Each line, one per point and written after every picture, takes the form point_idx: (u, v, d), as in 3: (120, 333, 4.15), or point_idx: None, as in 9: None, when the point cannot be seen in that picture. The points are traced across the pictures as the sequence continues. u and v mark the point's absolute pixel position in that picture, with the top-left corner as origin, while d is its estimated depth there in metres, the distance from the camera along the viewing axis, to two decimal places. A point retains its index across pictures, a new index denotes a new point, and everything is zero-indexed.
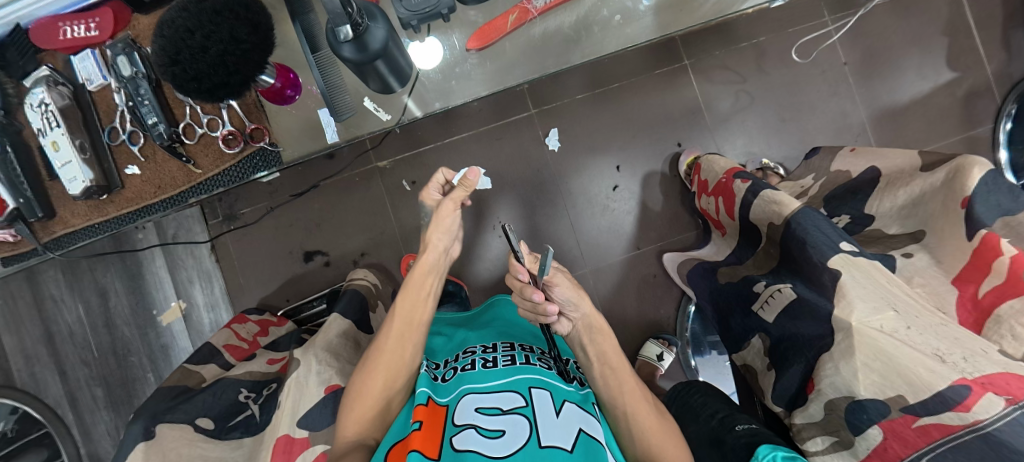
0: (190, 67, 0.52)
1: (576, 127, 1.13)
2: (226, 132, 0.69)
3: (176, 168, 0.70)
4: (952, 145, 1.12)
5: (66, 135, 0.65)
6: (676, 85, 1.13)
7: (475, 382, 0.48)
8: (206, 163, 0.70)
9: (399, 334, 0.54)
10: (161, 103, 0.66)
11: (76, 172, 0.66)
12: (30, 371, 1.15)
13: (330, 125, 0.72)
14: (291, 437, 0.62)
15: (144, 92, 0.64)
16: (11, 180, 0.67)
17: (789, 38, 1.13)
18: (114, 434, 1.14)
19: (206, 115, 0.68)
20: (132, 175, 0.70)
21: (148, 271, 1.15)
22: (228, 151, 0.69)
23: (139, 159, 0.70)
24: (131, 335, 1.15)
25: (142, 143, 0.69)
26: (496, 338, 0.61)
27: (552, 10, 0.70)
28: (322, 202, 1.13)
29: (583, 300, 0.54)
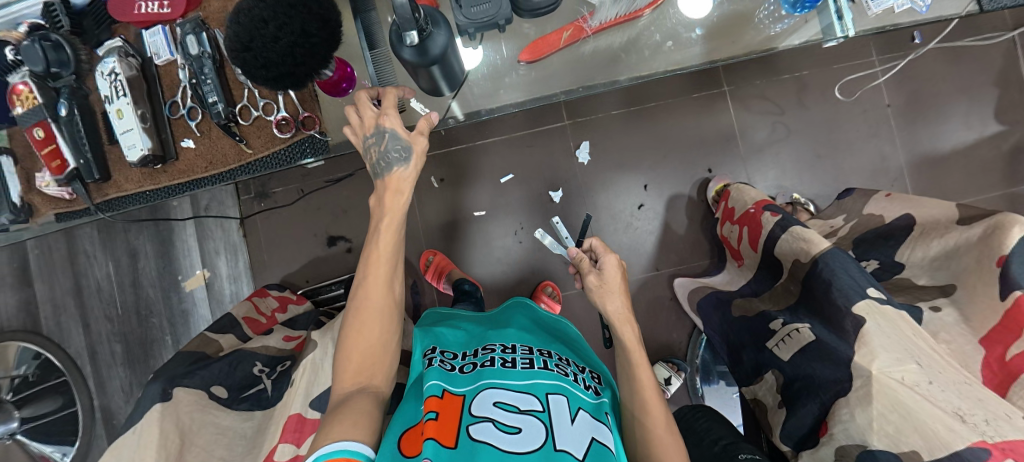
0: (262, 55, 0.54)
1: (607, 141, 1.13)
2: (280, 118, 0.71)
3: (228, 146, 0.73)
4: (992, 200, 1.09)
5: (130, 103, 0.68)
6: (713, 110, 1.12)
7: (493, 379, 0.49)
8: (258, 144, 0.73)
9: (385, 276, 0.54)
10: (221, 80, 0.68)
11: (136, 140, 0.69)
12: (56, 320, 1.20)
13: None
14: (303, 417, 0.64)
15: (208, 72, 0.67)
16: (74, 140, 0.71)
17: (833, 75, 1.12)
18: (128, 390, 1.18)
19: (263, 99, 0.71)
20: (187, 148, 0.73)
21: (179, 238, 1.19)
22: (280, 135, 0.71)
23: (194, 134, 0.73)
24: (155, 297, 1.19)
25: (200, 119, 0.72)
26: (516, 340, 0.62)
27: (606, 29, 0.72)
28: (351, 190, 1.16)
29: (609, 294, 0.59)
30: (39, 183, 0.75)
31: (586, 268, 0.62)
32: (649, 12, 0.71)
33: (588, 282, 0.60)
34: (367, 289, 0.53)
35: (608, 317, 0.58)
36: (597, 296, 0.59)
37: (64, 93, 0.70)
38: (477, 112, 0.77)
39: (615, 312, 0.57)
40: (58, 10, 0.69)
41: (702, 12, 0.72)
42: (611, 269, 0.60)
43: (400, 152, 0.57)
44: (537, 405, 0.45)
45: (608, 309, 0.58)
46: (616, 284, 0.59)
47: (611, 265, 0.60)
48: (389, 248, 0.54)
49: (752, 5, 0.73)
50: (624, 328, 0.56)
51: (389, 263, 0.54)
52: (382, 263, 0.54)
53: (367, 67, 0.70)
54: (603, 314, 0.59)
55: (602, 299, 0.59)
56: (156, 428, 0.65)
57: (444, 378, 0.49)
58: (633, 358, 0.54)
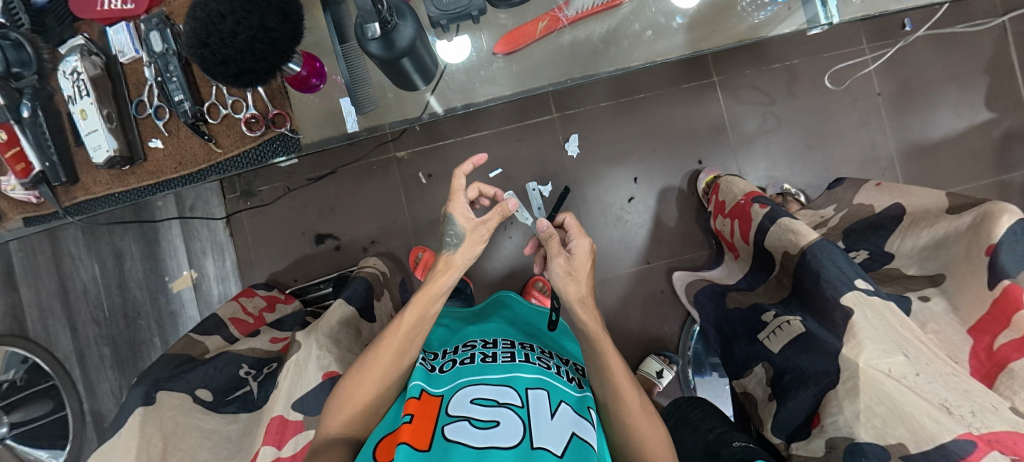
0: (217, 49, 0.53)
1: (596, 134, 1.12)
2: (250, 115, 0.70)
3: (197, 146, 0.71)
4: (983, 188, 1.09)
5: (93, 102, 0.66)
6: (703, 101, 1.11)
7: (473, 376, 0.48)
8: (227, 143, 0.71)
9: (399, 346, 0.51)
10: (187, 79, 0.66)
11: (102, 141, 0.67)
12: (43, 323, 1.19)
13: (351, 114, 0.71)
14: (285, 419, 0.62)
15: (173, 69, 0.65)
16: (38, 142, 0.69)
17: (823, 63, 1.11)
18: (117, 393, 1.17)
19: (231, 96, 0.69)
20: (155, 149, 0.72)
21: (164, 238, 1.17)
22: (250, 133, 0.70)
23: (162, 133, 0.71)
24: (142, 298, 1.18)
25: (167, 118, 0.70)
26: (494, 335, 0.61)
27: (584, 19, 0.70)
28: (337, 188, 1.14)
29: (579, 281, 0.55)
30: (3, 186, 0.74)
31: (555, 249, 0.57)
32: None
33: (555, 266, 0.56)
34: (377, 353, 0.52)
35: (572, 304, 0.54)
36: (559, 280, 0.56)
37: (28, 94, 0.69)
38: (454, 108, 0.75)
39: (578, 300, 0.54)
40: (18, 8, 0.69)
41: (689, 2, 0.71)
42: (582, 254, 0.57)
43: (454, 236, 0.56)
44: (517, 400, 0.44)
45: (572, 295, 0.54)
46: (584, 271, 0.56)
47: (582, 250, 0.57)
48: (414, 319, 0.52)
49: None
50: (586, 315, 0.53)
51: (410, 336, 0.52)
52: (402, 334, 0.52)
53: (340, 64, 0.66)
54: (565, 301, 0.55)
55: (565, 284, 0.55)
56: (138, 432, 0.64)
57: (424, 378, 0.48)
58: (598, 344, 0.51)
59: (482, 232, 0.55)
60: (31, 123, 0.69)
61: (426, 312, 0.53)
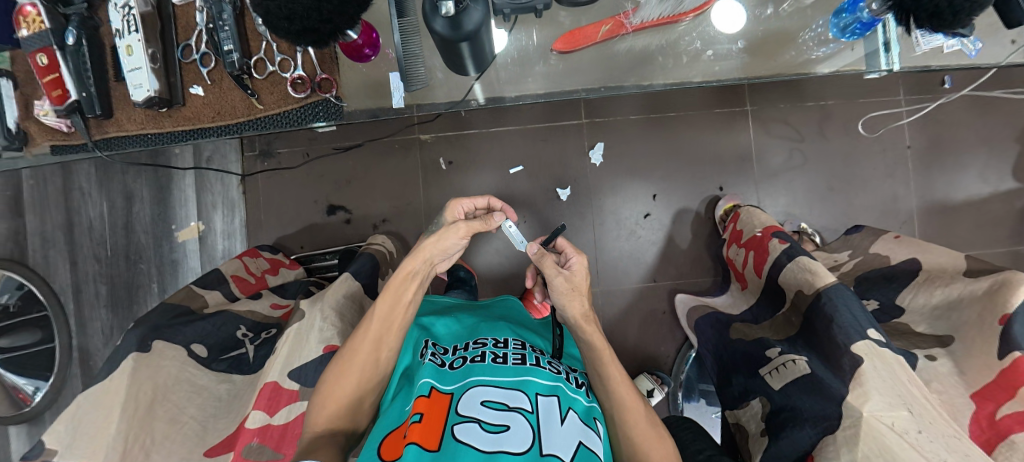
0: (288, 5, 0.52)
1: (623, 146, 1.11)
2: (296, 76, 0.69)
3: (238, 99, 0.71)
4: (997, 255, 1.09)
5: (140, 39, 0.65)
6: (733, 129, 1.10)
7: (483, 376, 0.46)
8: (269, 101, 0.71)
9: (375, 337, 0.50)
10: (238, 29, 0.66)
11: (144, 80, 0.66)
12: (44, 253, 1.19)
13: (399, 90, 0.70)
14: (278, 386, 0.62)
15: (226, 18, 0.65)
16: (77, 70, 0.68)
17: (859, 108, 1.10)
18: (108, 333, 1.17)
19: (280, 54, 0.68)
20: (195, 96, 0.71)
21: (177, 187, 1.17)
22: (295, 95, 0.70)
23: (205, 82, 0.71)
24: (146, 243, 1.17)
25: (212, 67, 0.70)
26: (508, 333, 0.59)
27: (646, 29, 0.70)
28: (356, 161, 1.13)
29: (574, 300, 0.53)
30: (37, 110, 0.74)
31: (551, 269, 0.54)
32: (691, 17, 0.69)
33: (556, 285, 0.53)
34: (354, 345, 0.50)
35: (574, 318, 0.53)
36: (562, 298, 0.53)
37: (74, 21, 0.68)
38: (502, 98, 0.74)
39: (581, 314, 0.53)
40: None
41: (730, 28, 0.70)
42: (580, 269, 0.54)
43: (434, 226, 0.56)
44: (526, 405, 0.44)
45: (575, 311, 0.53)
46: (584, 286, 0.54)
47: (581, 265, 0.55)
48: (384, 312, 0.50)
49: (798, 32, 0.72)
50: (590, 329, 0.52)
51: (384, 323, 0.50)
52: (376, 321, 0.50)
53: (393, 36, 0.65)
54: (568, 315, 0.54)
55: (568, 301, 0.53)
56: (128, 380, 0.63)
57: (434, 375, 0.47)
58: (602, 357, 0.51)
59: (459, 227, 0.51)
60: (72, 47, 0.68)
61: (398, 301, 0.51)
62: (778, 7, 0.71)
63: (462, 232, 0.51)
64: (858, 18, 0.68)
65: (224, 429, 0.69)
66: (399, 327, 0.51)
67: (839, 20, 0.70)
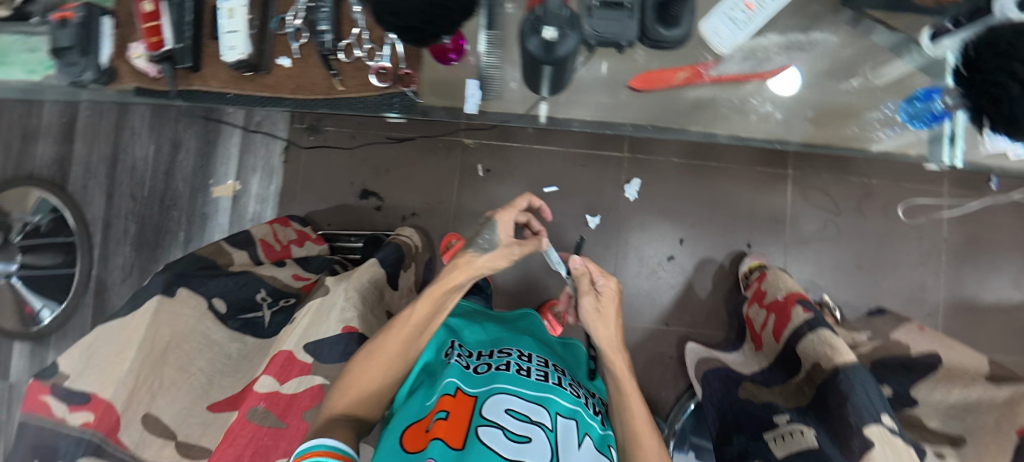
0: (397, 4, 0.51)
1: (659, 186, 1.12)
2: (380, 66, 0.73)
3: (320, 77, 0.75)
4: (1020, 366, 1.06)
5: (246, 6, 0.70)
6: (771, 189, 1.11)
7: (508, 385, 0.47)
8: (350, 83, 0.75)
9: (407, 338, 0.51)
10: (336, 13, 0.69)
11: (239, 44, 0.70)
12: (85, 182, 1.23)
13: (473, 97, 0.73)
14: (293, 356, 0.63)
15: (326, 2, 0.68)
16: (179, 23, 0.72)
17: (901, 192, 1.09)
18: (127, 270, 1.21)
19: (369, 42, 0.71)
20: (280, 65, 0.75)
21: (223, 144, 1.20)
22: (376, 83, 0.74)
23: (292, 55, 0.74)
24: (182, 191, 1.21)
25: (303, 43, 0.73)
26: (530, 348, 0.61)
27: (722, 82, 0.71)
28: (398, 152, 1.16)
29: (599, 324, 0.56)
30: (132, 51, 0.74)
31: (584, 289, 0.57)
32: (760, 80, 0.71)
33: (584, 304, 0.57)
34: (385, 338, 0.52)
35: (600, 344, 0.55)
36: (589, 320, 0.56)
37: None
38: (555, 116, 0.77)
39: (606, 340, 0.55)
40: None
41: (787, 90, 0.71)
42: (610, 294, 0.57)
43: (485, 241, 0.54)
44: (546, 423, 0.44)
45: (601, 335, 0.55)
46: (612, 311, 0.56)
47: (611, 290, 0.57)
48: (423, 316, 0.51)
49: (868, 107, 0.74)
50: (615, 358, 0.54)
51: (418, 326, 0.52)
52: (411, 322, 0.51)
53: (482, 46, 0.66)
54: (594, 340, 0.55)
55: (593, 324, 0.56)
56: (147, 321, 0.65)
57: (460, 376, 0.49)
58: (623, 386, 0.52)
59: (513, 250, 0.54)
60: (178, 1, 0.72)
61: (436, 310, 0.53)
62: (849, 83, 0.73)
63: (511, 256, 0.55)
64: (930, 110, 0.67)
65: (231, 387, 0.71)
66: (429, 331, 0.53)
67: (910, 109, 0.70)
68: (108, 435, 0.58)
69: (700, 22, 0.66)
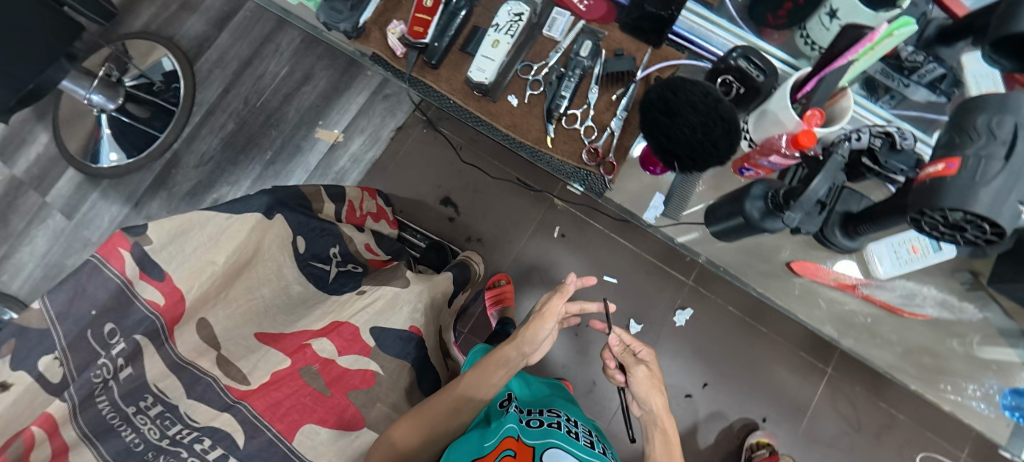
0: (678, 137, 0.41)
1: (707, 325, 1.15)
2: (593, 146, 0.53)
3: (534, 129, 0.54)
4: None
5: (511, 43, 0.54)
6: (805, 377, 1.13)
7: (561, 441, 0.54)
8: (559, 153, 0.54)
9: (455, 403, 0.62)
10: (577, 83, 0.54)
11: (488, 68, 0.52)
12: (211, 68, 1.28)
13: (657, 208, 0.63)
14: (358, 333, 0.69)
15: (574, 75, 0.53)
16: (445, 24, 0.55)
17: (922, 440, 1.10)
18: (203, 159, 1.25)
19: (592, 121, 0.54)
20: (505, 104, 0.55)
21: (347, 96, 1.26)
22: (584, 162, 0.53)
23: (524, 97, 0.55)
24: (290, 117, 1.26)
25: (540, 92, 0.55)
26: (575, 417, 0.69)
27: (871, 301, 0.67)
28: (494, 180, 1.21)
29: (652, 398, 0.66)
30: (388, 26, 0.57)
31: (631, 361, 0.69)
32: (887, 310, 0.68)
33: (635, 375, 0.68)
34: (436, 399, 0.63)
35: (655, 415, 0.65)
36: (645, 389, 0.67)
37: None
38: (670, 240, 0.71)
39: (658, 408, 0.66)
40: None
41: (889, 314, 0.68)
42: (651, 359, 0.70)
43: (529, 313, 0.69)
44: None
45: (657, 406, 0.66)
46: (657, 377, 0.68)
47: (651, 356, 0.70)
48: (470, 383, 0.63)
49: (963, 374, 0.69)
50: (667, 423, 0.65)
51: (466, 393, 0.63)
52: (459, 389, 0.63)
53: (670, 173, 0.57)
54: (654, 411, 0.66)
55: (648, 393, 0.67)
56: (242, 234, 0.65)
57: (520, 426, 0.58)
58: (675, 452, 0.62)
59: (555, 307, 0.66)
60: (451, 8, 0.56)
61: (486, 379, 0.64)
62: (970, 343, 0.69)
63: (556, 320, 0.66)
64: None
65: (281, 324, 0.71)
66: (477, 400, 0.63)
67: (1014, 400, 0.65)
68: (167, 324, 0.61)
69: (868, 243, 0.63)
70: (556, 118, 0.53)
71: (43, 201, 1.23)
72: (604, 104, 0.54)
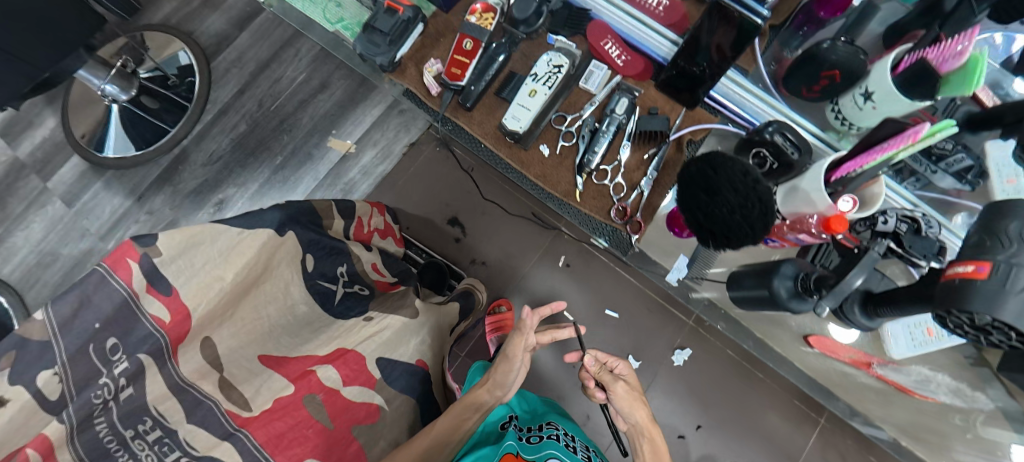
0: (715, 214, 0.41)
1: (704, 366, 1.15)
2: (621, 204, 0.54)
3: (563, 181, 0.55)
4: None
5: (547, 93, 0.54)
6: (798, 427, 1.13)
7: (557, 453, 0.60)
8: (586, 207, 0.55)
9: (425, 450, 0.63)
10: (611, 138, 0.54)
11: (521, 118, 0.53)
12: (228, 67, 1.27)
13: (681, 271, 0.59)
14: (364, 363, 0.70)
15: (608, 131, 0.54)
16: (482, 68, 0.55)
17: None
18: (213, 158, 1.24)
19: (622, 178, 0.54)
20: (536, 153, 0.55)
21: (363, 107, 1.25)
22: (612, 219, 0.54)
23: (556, 147, 0.55)
24: (304, 124, 1.25)
25: (572, 143, 0.55)
26: (572, 430, 0.73)
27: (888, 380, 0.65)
28: (503, 204, 1.21)
29: (635, 410, 0.67)
30: (424, 64, 0.57)
31: (609, 378, 0.69)
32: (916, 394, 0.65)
33: (619, 389, 0.67)
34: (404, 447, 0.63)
35: (642, 427, 0.66)
36: (627, 403, 0.67)
37: None
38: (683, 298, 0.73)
39: (642, 420, 0.66)
40: None
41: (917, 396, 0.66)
42: (628, 373, 0.73)
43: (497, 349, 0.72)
44: None
45: (642, 419, 0.66)
46: (636, 387, 0.70)
47: (626, 370, 0.73)
48: (442, 430, 0.64)
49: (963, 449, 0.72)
50: (652, 431, 0.66)
51: (438, 438, 0.64)
52: (430, 438, 0.63)
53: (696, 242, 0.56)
54: (640, 424, 0.66)
55: (633, 406, 0.67)
56: (252, 251, 0.64)
57: (519, 443, 0.63)
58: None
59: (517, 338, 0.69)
60: (490, 53, 0.56)
61: (457, 426, 0.65)
62: None
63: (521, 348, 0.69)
64: None
65: (286, 347, 0.70)
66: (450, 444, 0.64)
67: None
68: (172, 343, 0.59)
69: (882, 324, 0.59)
70: (586, 173, 0.54)
71: (44, 186, 1.21)
72: (635, 162, 0.55)
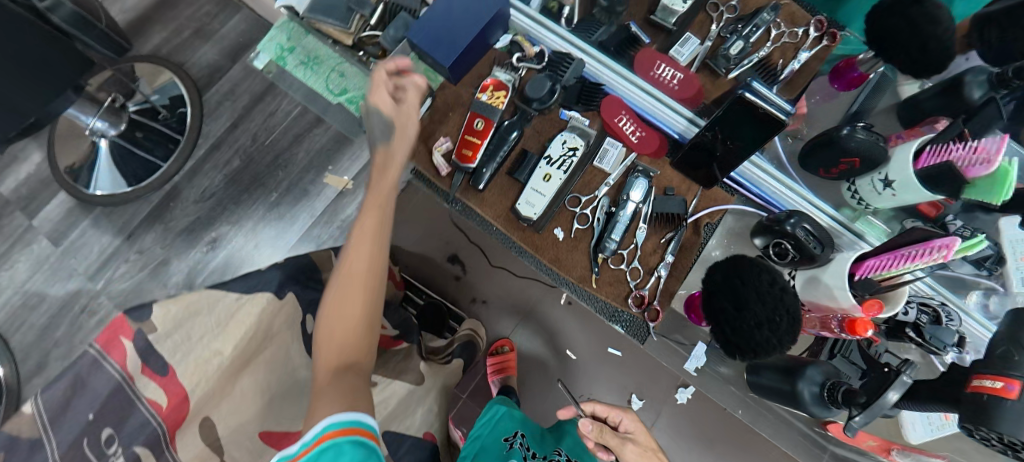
0: (739, 324, 0.41)
1: (708, 406, 1.14)
2: (638, 292, 0.53)
3: (578, 266, 0.54)
4: None
5: (562, 178, 0.54)
6: None
7: None
8: (603, 293, 0.54)
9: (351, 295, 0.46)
10: (627, 223, 0.53)
11: (534, 204, 0.53)
12: (220, 100, 1.24)
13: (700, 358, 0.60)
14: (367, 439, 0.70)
15: (624, 216, 0.53)
16: (494, 148, 0.54)
17: None
18: (205, 194, 1.20)
19: (638, 263, 0.54)
20: (549, 237, 0.54)
21: (360, 142, 1.23)
22: (630, 308, 0.53)
23: (571, 230, 0.54)
24: (299, 159, 1.22)
25: (586, 226, 0.54)
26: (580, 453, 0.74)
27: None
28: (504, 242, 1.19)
29: None
30: (433, 143, 0.56)
31: (615, 443, 0.63)
32: None
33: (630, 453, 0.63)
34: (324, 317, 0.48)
35: None
36: None
37: None
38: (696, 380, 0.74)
39: None
40: None
41: None
42: (635, 426, 0.66)
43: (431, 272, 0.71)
44: None
45: None
46: (645, 440, 0.65)
47: (633, 424, 0.66)
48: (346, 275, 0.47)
49: None
50: None
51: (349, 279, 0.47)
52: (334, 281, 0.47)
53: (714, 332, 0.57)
54: None
55: None
56: (250, 319, 0.64)
57: None
58: None
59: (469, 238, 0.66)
60: (501, 132, 0.55)
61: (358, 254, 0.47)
62: None
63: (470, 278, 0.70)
64: None
65: None
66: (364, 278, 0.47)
67: None
68: (169, 429, 0.58)
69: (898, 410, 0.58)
70: (602, 259, 0.53)
71: (29, 224, 1.17)
72: (652, 246, 0.54)
